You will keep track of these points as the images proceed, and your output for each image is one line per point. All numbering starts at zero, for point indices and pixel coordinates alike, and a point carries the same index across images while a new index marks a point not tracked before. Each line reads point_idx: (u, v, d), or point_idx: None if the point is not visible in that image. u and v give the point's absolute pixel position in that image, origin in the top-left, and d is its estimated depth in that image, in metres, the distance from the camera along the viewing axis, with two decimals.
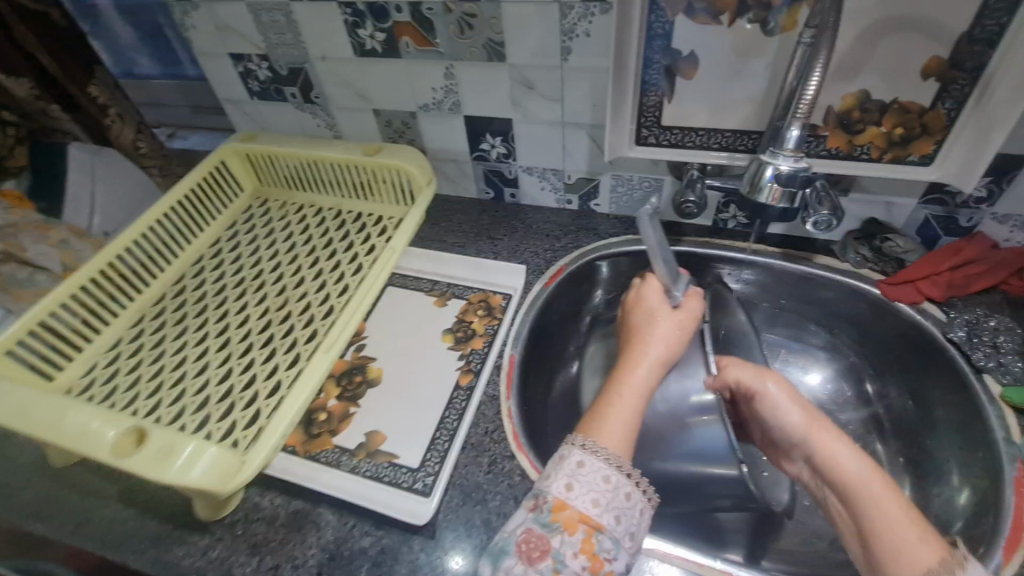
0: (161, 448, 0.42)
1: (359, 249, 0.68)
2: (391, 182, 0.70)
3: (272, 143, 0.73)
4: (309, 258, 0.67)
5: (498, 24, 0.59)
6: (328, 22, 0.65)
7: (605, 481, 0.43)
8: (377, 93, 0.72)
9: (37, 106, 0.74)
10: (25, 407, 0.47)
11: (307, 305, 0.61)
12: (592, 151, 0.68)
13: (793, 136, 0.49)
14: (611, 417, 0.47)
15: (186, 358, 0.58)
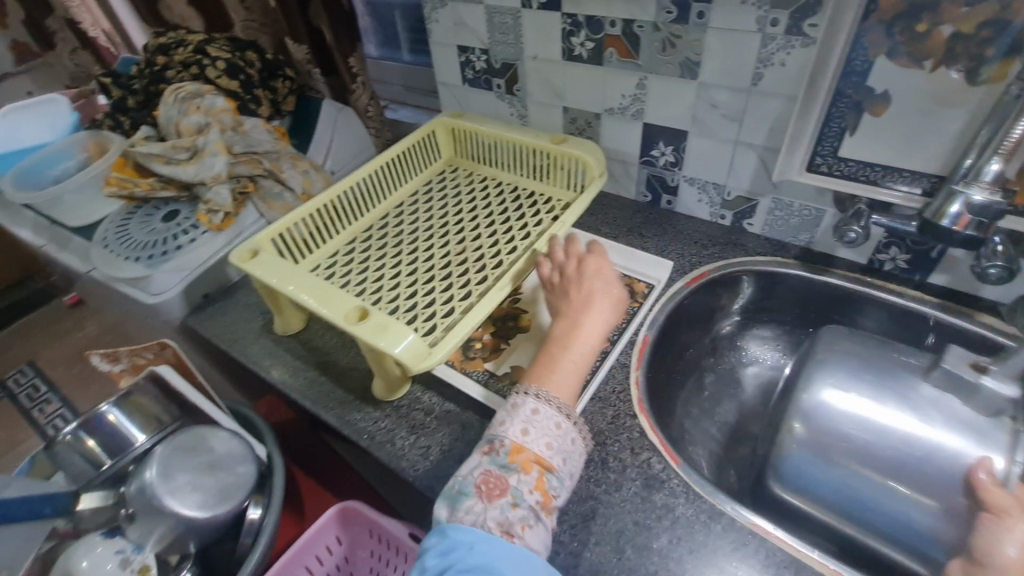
0: (379, 326, 0.55)
1: (529, 221, 0.79)
2: (568, 170, 0.81)
3: (476, 122, 0.88)
4: (488, 220, 0.80)
5: (700, 46, 0.67)
6: (548, 29, 0.78)
7: (557, 426, 0.50)
8: (571, 93, 0.83)
9: (305, 69, 1.00)
10: (287, 277, 0.63)
11: (482, 255, 0.73)
12: (759, 171, 0.73)
13: (992, 170, 0.50)
14: (559, 372, 0.53)
15: (384, 275, 0.72)
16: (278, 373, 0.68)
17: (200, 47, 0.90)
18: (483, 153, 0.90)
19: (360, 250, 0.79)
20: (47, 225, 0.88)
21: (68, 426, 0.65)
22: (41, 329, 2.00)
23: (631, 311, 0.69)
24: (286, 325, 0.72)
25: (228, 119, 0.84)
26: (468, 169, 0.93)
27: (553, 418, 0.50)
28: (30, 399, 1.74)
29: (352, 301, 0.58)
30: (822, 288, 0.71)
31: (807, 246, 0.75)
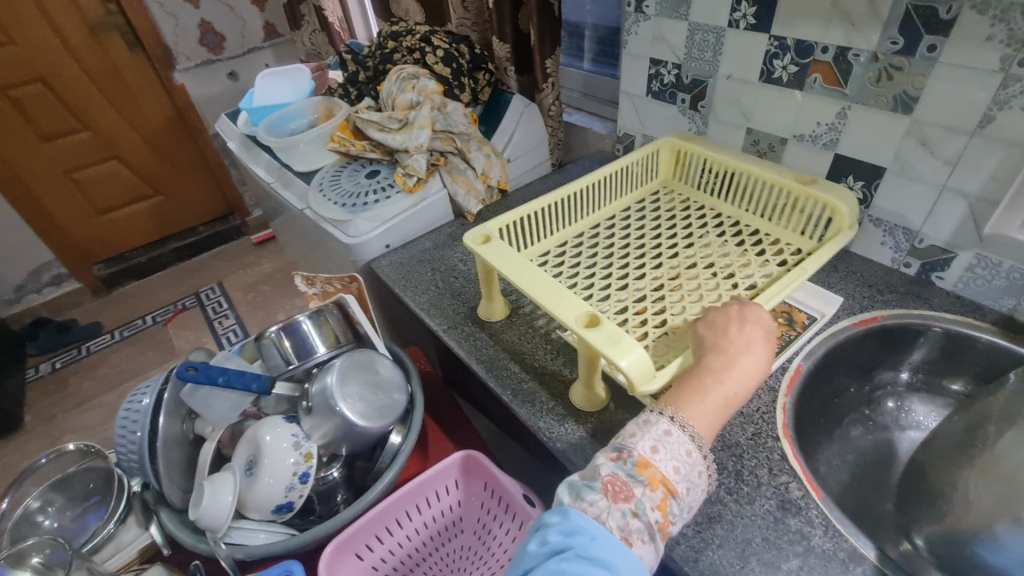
0: (613, 336, 0.52)
1: (755, 259, 0.72)
2: (808, 213, 0.73)
3: (709, 148, 0.83)
4: (706, 251, 0.75)
5: (922, 81, 0.64)
6: (751, 49, 0.79)
7: (687, 454, 0.46)
8: (760, 115, 0.82)
9: (503, 65, 1.09)
10: (517, 267, 0.63)
11: (701, 284, 0.69)
12: (965, 222, 0.67)
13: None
14: (699, 397, 0.49)
15: (594, 285, 0.71)
16: (440, 321, 0.77)
17: (425, 37, 1.04)
18: (707, 181, 0.86)
19: (567, 257, 0.78)
20: (279, 167, 1.08)
21: (274, 326, 0.79)
22: (233, 257, 2.40)
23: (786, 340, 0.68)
24: (491, 312, 0.74)
25: (437, 99, 0.96)
26: (684, 194, 0.88)
27: (686, 446, 0.46)
28: (216, 311, 2.10)
29: (584, 306, 0.56)
30: (1021, 361, 0.63)
31: (1009, 313, 0.67)
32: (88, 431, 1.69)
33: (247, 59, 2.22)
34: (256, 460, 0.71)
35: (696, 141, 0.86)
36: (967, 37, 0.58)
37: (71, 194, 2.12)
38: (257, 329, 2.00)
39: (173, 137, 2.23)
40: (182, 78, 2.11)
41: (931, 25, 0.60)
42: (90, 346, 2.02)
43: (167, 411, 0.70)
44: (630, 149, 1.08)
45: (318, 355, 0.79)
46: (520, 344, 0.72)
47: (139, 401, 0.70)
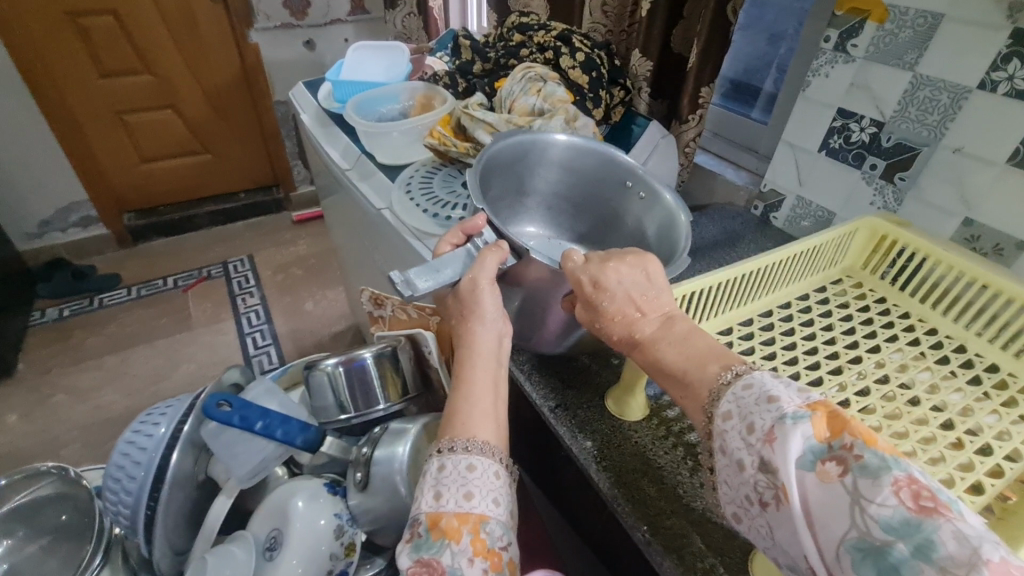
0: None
1: (1009, 417, 0.51)
2: None
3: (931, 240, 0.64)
4: (936, 387, 0.55)
5: None
6: (1006, 122, 0.61)
7: (469, 469, 0.41)
8: (994, 206, 0.64)
9: (639, 85, 0.93)
10: None
11: (938, 438, 0.49)
12: None
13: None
14: (456, 411, 0.45)
15: None
16: (544, 396, 0.59)
17: (563, 36, 0.88)
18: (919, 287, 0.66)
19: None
20: (359, 154, 0.92)
21: (331, 358, 0.61)
22: (270, 232, 2.26)
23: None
24: (625, 406, 0.56)
25: (571, 110, 0.80)
26: (876, 292, 0.68)
27: (462, 465, 0.41)
28: (241, 287, 1.95)
29: None
30: None
31: None
32: (80, 395, 1.54)
33: (328, 31, 2.07)
34: (279, 538, 0.52)
35: (910, 227, 0.67)
36: None
37: (118, 136, 2.00)
38: (281, 316, 1.84)
39: (234, 96, 2.10)
40: (258, 38, 1.98)
41: None
42: (103, 298, 1.88)
43: (183, 448, 0.53)
44: (773, 209, 0.89)
45: (379, 408, 0.63)
46: (655, 452, 0.53)
47: (151, 428, 0.54)
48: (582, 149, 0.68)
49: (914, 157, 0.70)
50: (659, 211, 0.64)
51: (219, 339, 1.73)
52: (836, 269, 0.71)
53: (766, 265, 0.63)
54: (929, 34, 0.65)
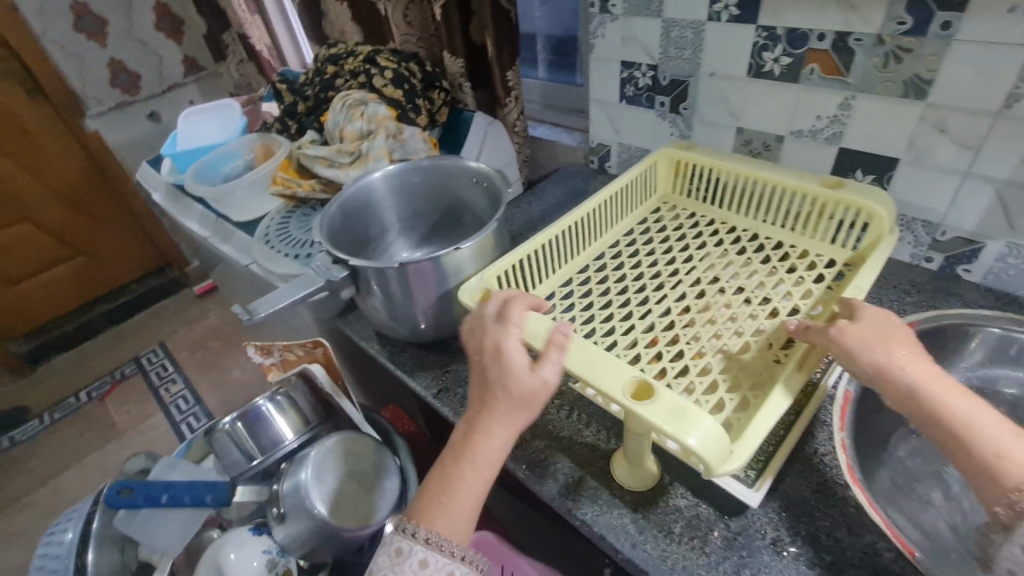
0: (676, 409, 0.42)
1: (791, 282, 0.63)
2: (839, 220, 0.65)
3: (715, 156, 0.74)
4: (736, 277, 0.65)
5: (937, 61, 0.58)
6: (736, 42, 0.72)
7: (421, 565, 0.42)
8: (752, 113, 0.76)
9: (458, 82, 1.00)
10: None
11: (737, 318, 0.59)
12: (993, 210, 0.61)
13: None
14: (431, 491, 0.44)
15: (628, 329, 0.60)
16: (425, 385, 0.66)
17: (370, 58, 0.93)
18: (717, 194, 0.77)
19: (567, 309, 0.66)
20: (214, 218, 0.94)
21: (226, 416, 0.66)
22: (176, 313, 2.19)
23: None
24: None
25: (392, 125, 0.85)
26: (688, 208, 0.79)
27: (414, 562, 0.42)
28: (161, 377, 1.89)
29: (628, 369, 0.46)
30: None
31: None
32: (18, 540, 1.46)
33: (167, 98, 1.99)
34: None
35: (695, 149, 0.77)
36: (985, 11, 0.53)
37: None
38: (210, 393, 1.80)
39: (91, 190, 2.00)
40: (95, 125, 1.89)
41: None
42: (13, 435, 1.77)
43: (98, 544, 0.56)
44: (605, 160, 0.99)
45: (286, 446, 0.67)
46: None
47: (60, 539, 0.56)
48: (411, 168, 0.73)
49: (686, 88, 0.81)
50: (491, 190, 0.70)
51: (151, 436, 1.68)
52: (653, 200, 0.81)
53: (582, 218, 0.70)
54: None
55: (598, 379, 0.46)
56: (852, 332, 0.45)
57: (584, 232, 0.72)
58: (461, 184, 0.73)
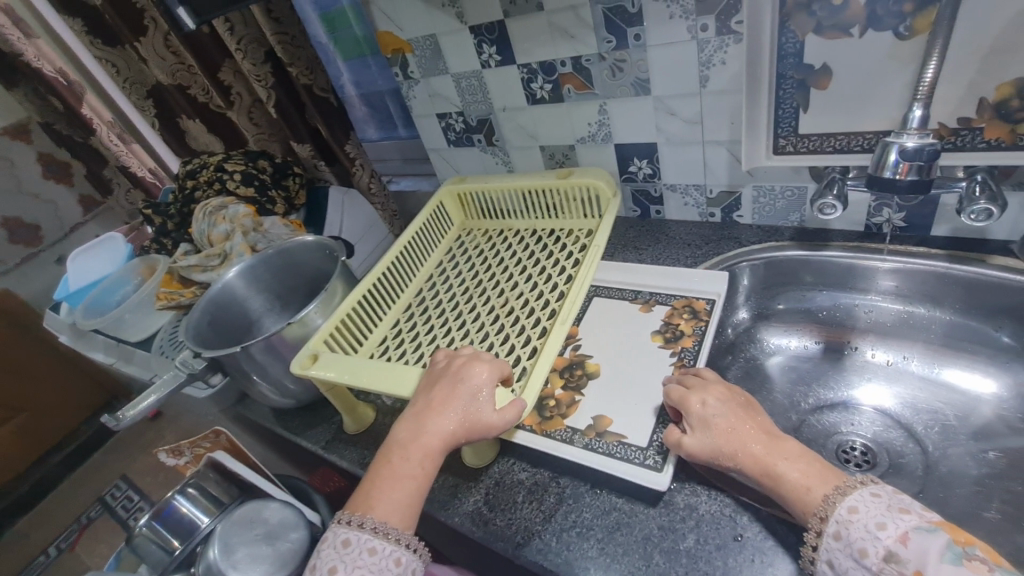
0: None
1: (566, 263, 0.80)
2: (580, 200, 0.85)
3: (479, 182, 0.93)
4: (522, 273, 0.82)
5: (645, 63, 0.71)
6: (509, 80, 0.84)
7: (370, 552, 0.47)
8: (544, 132, 0.88)
9: (312, 164, 1.12)
10: (356, 370, 0.65)
11: (523, 308, 0.75)
12: (731, 165, 0.74)
13: (916, 116, 0.49)
14: (380, 485, 0.51)
15: (453, 342, 0.74)
16: (316, 440, 0.74)
17: (220, 165, 1.02)
18: (494, 211, 0.95)
19: (403, 340, 0.79)
20: (113, 345, 1.01)
21: (142, 519, 0.73)
22: (133, 442, 2.18)
23: (581, 396, 0.64)
24: (360, 420, 0.72)
25: (249, 222, 0.94)
26: (483, 228, 0.96)
27: (364, 549, 0.47)
28: (128, 508, 1.88)
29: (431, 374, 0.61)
30: (817, 264, 0.72)
31: (800, 225, 0.75)
32: None
33: (70, 240, 2.04)
34: None
35: (466, 181, 0.95)
36: (657, 22, 0.66)
37: None
38: None
39: (15, 346, 2.01)
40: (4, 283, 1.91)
41: (625, 19, 0.68)
42: None
43: None
44: None
45: (202, 527, 0.73)
46: None
47: None
48: (259, 261, 0.85)
49: (490, 124, 0.93)
50: (327, 253, 0.84)
51: None
52: (453, 230, 0.97)
53: (393, 265, 0.85)
54: (437, 48, 0.87)
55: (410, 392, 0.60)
56: (699, 383, 0.55)
57: (400, 274, 0.86)
58: (308, 256, 0.87)
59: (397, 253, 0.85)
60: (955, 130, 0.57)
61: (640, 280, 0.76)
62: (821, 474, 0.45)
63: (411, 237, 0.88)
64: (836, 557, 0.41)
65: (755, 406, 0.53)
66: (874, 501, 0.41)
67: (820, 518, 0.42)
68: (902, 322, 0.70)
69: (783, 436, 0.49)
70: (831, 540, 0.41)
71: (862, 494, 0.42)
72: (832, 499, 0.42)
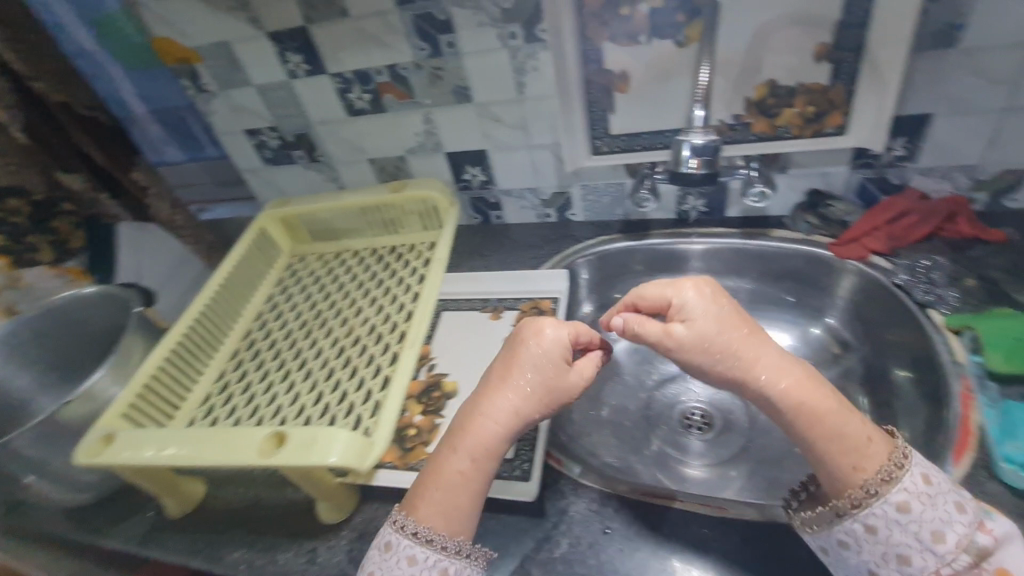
0: (304, 441, 0.49)
1: (411, 279, 0.76)
2: (417, 212, 0.81)
3: (304, 203, 0.84)
4: (366, 296, 0.76)
5: (462, 71, 0.70)
6: (322, 91, 0.78)
7: (408, 561, 0.44)
8: (371, 145, 0.83)
9: (88, 197, 0.91)
10: (165, 444, 0.54)
11: (368, 336, 0.69)
12: (558, 166, 0.77)
13: (699, 115, 0.55)
14: (430, 485, 0.46)
15: (292, 385, 0.66)
16: (127, 536, 0.60)
17: None
18: (327, 232, 0.87)
19: (231, 394, 0.68)
20: None
21: None
22: None
23: (441, 418, 0.61)
24: (185, 498, 0.60)
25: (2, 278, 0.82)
26: (317, 252, 0.88)
27: (403, 560, 0.44)
28: None
29: (264, 430, 0.52)
30: (643, 252, 0.78)
31: (625, 218, 0.81)
32: None
33: None
34: None
35: (289, 202, 0.85)
36: (467, 30, 0.66)
37: None
38: None
39: None
40: None
41: (436, 27, 0.67)
42: None
43: None
44: None
45: None
46: (238, 496, 0.61)
47: None
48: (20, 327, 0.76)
49: (309, 139, 0.85)
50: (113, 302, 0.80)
51: None
52: (282, 258, 0.87)
53: (207, 308, 0.73)
54: (233, 56, 0.77)
55: (239, 459, 0.50)
56: (655, 293, 0.50)
57: (218, 318, 0.74)
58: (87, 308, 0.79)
59: (212, 293, 0.73)
60: (732, 125, 0.66)
61: (487, 288, 0.76)
62: (861, 423, 0.43)
63: (228, 272, 0.76)
64: (876, 521, 0.40)
65: (747, 316, 0.48)
66: (904, 476, 0.40)
67: (870, 491, 0.40)
68: (716, 294, 0.79)
69: (772, 342, 0.46)
70: (895, 509, 0.40)
71: (915, 479, 0.40)
72: (899, 463, 0.41)
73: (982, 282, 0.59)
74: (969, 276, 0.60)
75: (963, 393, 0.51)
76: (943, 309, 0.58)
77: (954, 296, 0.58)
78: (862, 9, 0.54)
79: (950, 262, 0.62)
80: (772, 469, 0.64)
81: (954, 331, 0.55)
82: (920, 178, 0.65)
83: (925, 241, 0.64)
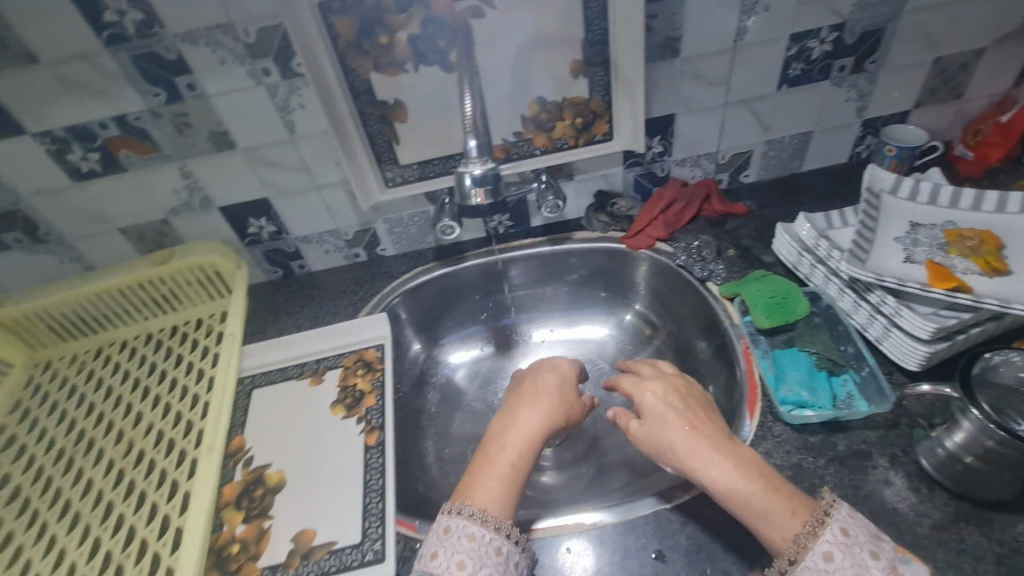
0: None
1: (201, 364, 0.65)
2: (195, 282, 0.69)
3: (31, 298, 0.65)
4: (144, 398, 0.62)
5: (214, 115, 0.61)
6: (26, 156, 0.61)
7: (469, 539, 0.43)
8: (117, 211, 0.68)
9: None
10: None
11: (154, 447, 0.57)
12: (354, 204, 0.72)
13: (472, 146, 0.55)
14: (482, 476, 0.48)
15: (53, 542, 0.51)
16: None
17: None
18: (74, 325, 0.68)
19: None
20: None
21: None
22: None
23: (270, 520, 0.52)
24: None
25: None
26: (63, 353, 0.69)
27: (463, 536, 0.43)
28: None
29: None
30: (462, 275, 0.77)
31: (437, 244, 0.79)
32: None
33: None
34: None
35: (7, 301, 0.65)
36: (207, 70, 0.57)
37: None
38: None
39: None
40: None
41: (167, 68, 0.56)
42: None
43: None
44: None
45: None
46: None
47: None
48: None
49: (23, 216, 0.66)
50: None
51: None
52: (11, 373, 0.66)
53: None
54: None
55: None
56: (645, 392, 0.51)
57: None
58: None
59: None
60: (514, 143, 0.67)
61: (302, 350, 0.67)
62: (782, 501, 0.42)
63: None
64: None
65: (708, 413, 0.49)
66: (828, 534, 0.39)
67: (791, 559, 0.39)
68: (538, 301, 0.81)
69: (739, 444, 0.46)
70: (820, 559, 0.38)
71: (832, 532, 0.39)
72: (813, 529, 0.40)
73: (739, 250, 0.70)
74: (729, 246, 0.70)
75: (744, 350, 0.59)
76: (717, 280, 0.67)
77: (722, 267, 0.68)
78: (600, 29, 0.59)
79: (714, 237, 0.72)
80: (617, 456, 0.68)
81: (728, 298, 0.64)
82: (677, 168, 0.74)
83: (692, 223, 0.73)
